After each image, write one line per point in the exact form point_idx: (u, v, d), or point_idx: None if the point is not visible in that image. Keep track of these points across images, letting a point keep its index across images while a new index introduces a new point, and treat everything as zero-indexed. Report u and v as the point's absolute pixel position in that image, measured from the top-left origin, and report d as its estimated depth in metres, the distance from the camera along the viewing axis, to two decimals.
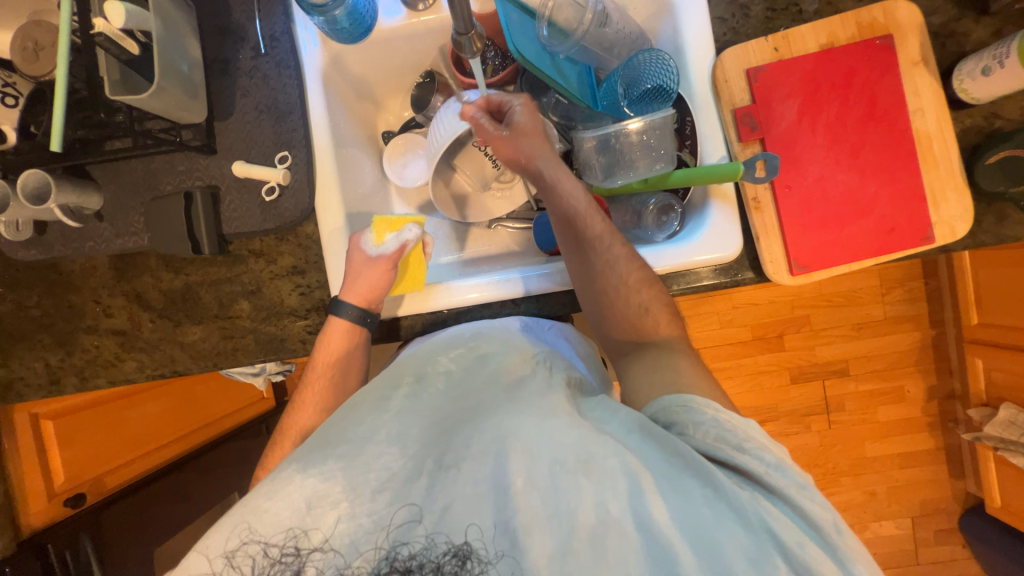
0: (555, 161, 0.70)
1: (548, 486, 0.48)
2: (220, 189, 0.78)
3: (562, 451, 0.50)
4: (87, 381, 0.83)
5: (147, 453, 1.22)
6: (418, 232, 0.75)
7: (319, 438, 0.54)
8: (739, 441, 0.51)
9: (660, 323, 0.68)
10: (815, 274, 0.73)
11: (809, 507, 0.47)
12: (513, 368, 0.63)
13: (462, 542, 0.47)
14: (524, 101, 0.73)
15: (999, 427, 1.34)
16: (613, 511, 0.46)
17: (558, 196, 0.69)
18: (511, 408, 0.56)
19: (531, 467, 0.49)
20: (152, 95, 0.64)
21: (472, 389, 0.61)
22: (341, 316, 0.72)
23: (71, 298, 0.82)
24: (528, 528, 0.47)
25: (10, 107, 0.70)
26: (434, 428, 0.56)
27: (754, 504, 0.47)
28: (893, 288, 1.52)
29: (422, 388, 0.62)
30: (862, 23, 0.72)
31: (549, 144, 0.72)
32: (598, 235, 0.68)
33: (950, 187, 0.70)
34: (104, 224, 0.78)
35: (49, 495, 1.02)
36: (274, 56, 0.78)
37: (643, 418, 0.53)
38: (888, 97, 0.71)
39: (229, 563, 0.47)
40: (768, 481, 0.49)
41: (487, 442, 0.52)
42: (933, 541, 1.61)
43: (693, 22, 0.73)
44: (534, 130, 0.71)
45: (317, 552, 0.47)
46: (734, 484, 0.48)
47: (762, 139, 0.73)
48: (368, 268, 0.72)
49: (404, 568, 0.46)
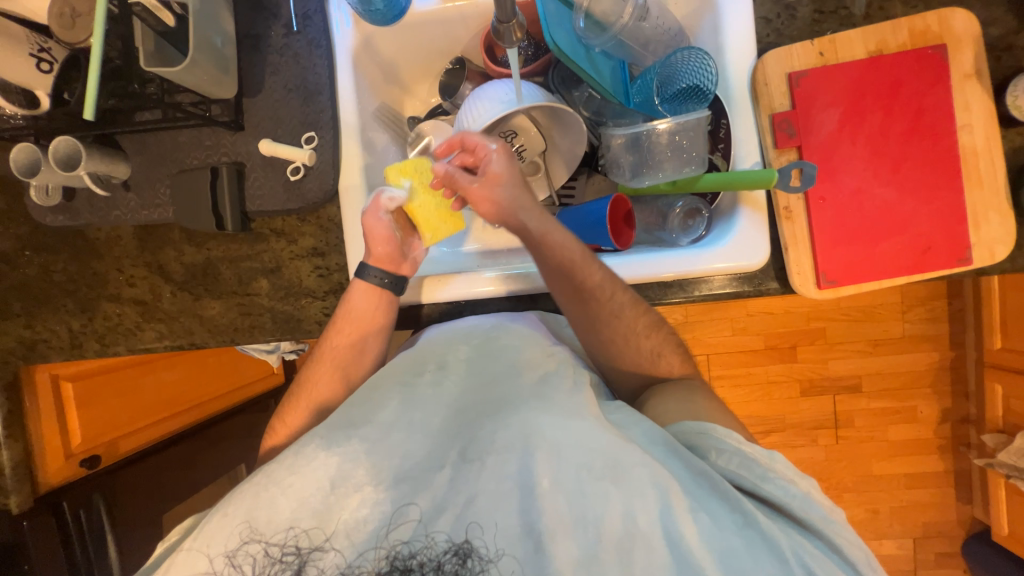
0: (543, 216, 0.68)
1: (575, 491, 0.52)
2: (246, 165, 0.78)
3: (590, 458, 0.53)
4: (107, 348, 0.84)
5: (161, 420, 1.25)
6: (393, 197, 0.71)
7: (343, 417, 0.58)
8: (762, 468, 0.54)
9: (673, 368, 0.72)
10: (843, 289, 0.71)
11: (839, 539, 0.51)
12: (537, 362, 0.63)
13: (462, 541, 0.51)
14: (500, 147, 0.68)
15: (1015, 455, 1.31)
16: (640, 522, 0.50)
17: (549, 252, 0.66)
18: (536, 406, 0.57)
19: (557, 468, 0.53)
20: (185, 67, 0.64)
21: (496, 380, 0.62)
22: (366, 280, 0.72)
23: (95, 265, 0.83)
24: (554, 531, 0.51)
25: (45, 72, 0.69)
26: (455, 419, 0.59)
27: (788, 537, 0.49)
28: (916, 306, 1.49)
29: (443, 376, 0.63)
30: (915, 30, 0.69)
31: (530, 191, 0.69)
32: (599, 284, 0.67)
33: (992, 208, 0.67)
34: (130, 194, 0.79)
35: (67, 455, 1.05)
36: (306, 34, 0.78)
37: (668, 435, 0.56)
38: (936, 111, 0.68)
39: (230, 562, 0.50)
40: (797, 512, 0.52)
41: (511, 439, 0.55)
42: (933, 564, 1.59)
43: (736, 21, 0.71)
44: (512, 178, 0.68)
45: (316, 552, 0.50)
46: (764, 517, 0.50)
47: (799, 146, 0.71)
48: (372, 236, 0.71)
49: (404, 566, 0.50)
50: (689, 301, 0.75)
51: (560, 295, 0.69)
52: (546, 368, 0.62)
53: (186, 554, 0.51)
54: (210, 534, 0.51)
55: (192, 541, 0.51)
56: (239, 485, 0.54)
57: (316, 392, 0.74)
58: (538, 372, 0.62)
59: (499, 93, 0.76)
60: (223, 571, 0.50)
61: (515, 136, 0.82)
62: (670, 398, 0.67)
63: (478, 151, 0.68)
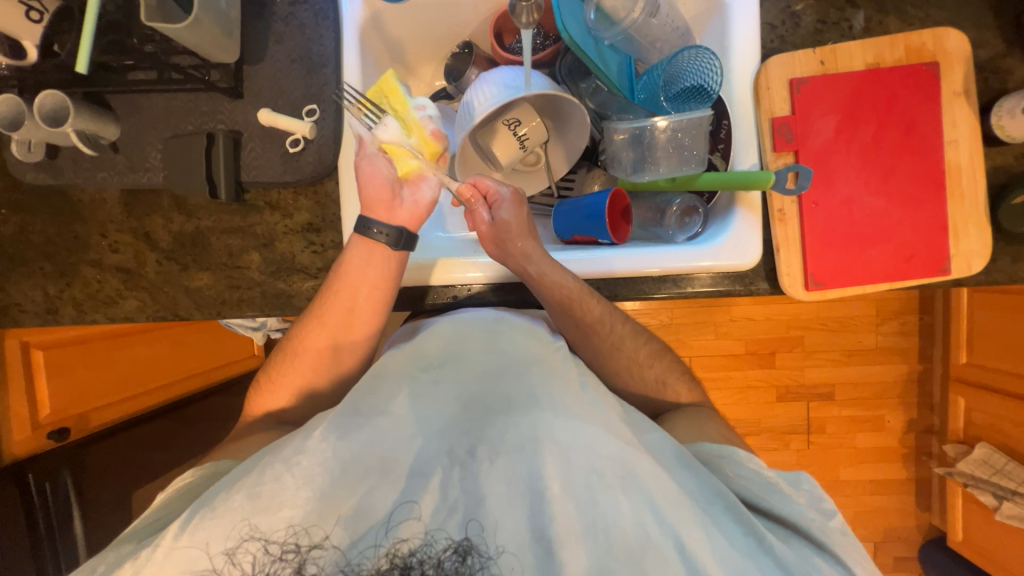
0: (542, 256, 0.71)
1: (587, 498, 0.54)
2: (243, 135, 0.76)
3: (601, 465, 0.55)
4: (85, 315, 0.81)
5: (134, 397, 1.20)
6: (363, 124, 0.72)
7: (353, 404, 0.59)
8: (788, 495, 0.59)
9: (679, 395, 0.77)
10: (829, 292, 0.73)
11: (851, 560, 0.54)
12: (543, 359, 0.66)
13: (462, 538, 0.51)
14: (513, 194, 0.75)
15: (973, 465, 1.38)
16: (652, 532, 0.52)
17: (549, 289, 0.71)
18: (548, 408, 0.59)
19: (566, 473, 0.55)
20: (187, 26, 0.63)
21: (504, 380, 0.64)
22: (367, 234, 0.70)
23: (77, 229, 0.80)
24: (564, 540, 0.52)
25: (35, 22, 0.67)
26: (464, 411, 0.61)
27: (801, 558, 0.53)
28: (889, 319, 1.54)
29: (445, 372, 0.64)
30: (911, 46, 0.71)
31: (533, 238, 0.73)
32: (598, 318, 0.73)
33: (972, 221, 0.71)
34: (119, 156, 0.76)
35: (34, 427, 1.02)
36: (313, 4, 0.77)
37: (681, 448, 0.59)
38: (924, 125, 0.71)
39: (230, 560, 0.48)
40: (814, 532, 0.56)
41: (522, 438, 0.57)
42: (892, 567, 1.66)
43: (743, 24, 0.73)
44: (518, 224, 0.73)
45: (316, 550, 0.50)
46: (777, 542, 0.53)
47: (796, 151, 0.73)
48: (363, 178, 0.71)
49: (404, 564, 0.49)
50: (680, 297, 0.76)
51: (560, 325, 0.74)
52: (553, 363, 0.65)
53: (181, 552, 0.49)
54: (208, 529, 0.50)
55: (187, 535, 0.50)
56: (247, 469, 0.55)
57: (305, 366, 0.74)
58: (546, 367, 0.65)
59: (503, 78, 0.76)
60: (222, 570, 0.48)
61: (518, 124, 0.80)
62: (680, 422, 0.72)
63: (491, 195, 0.75)
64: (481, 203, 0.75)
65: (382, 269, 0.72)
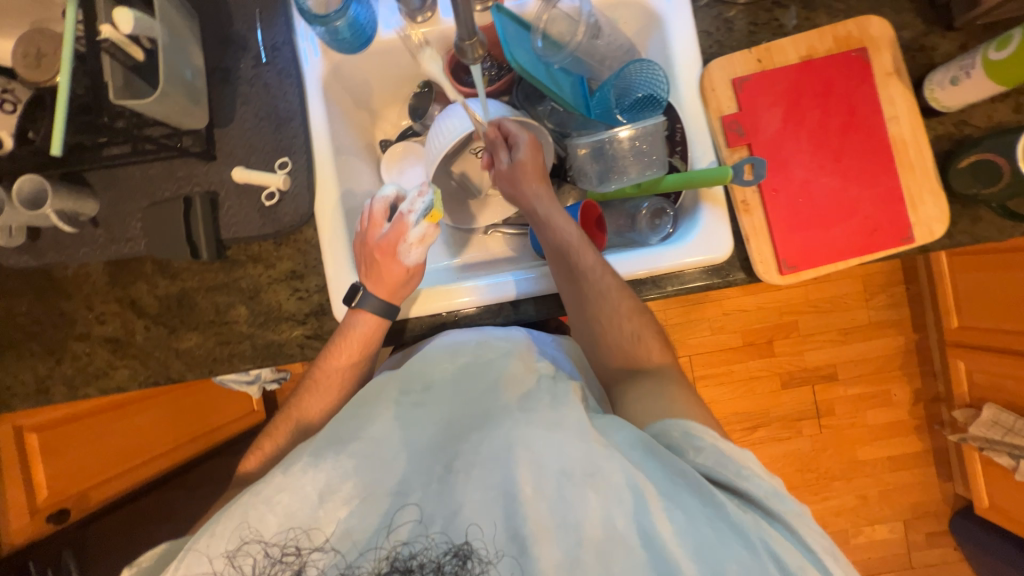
0: (552, 202, 0.74)
1: (557, 496, 0.53)
2: (220, 194, 0.78)
3: (570, 464, 0.54)
4: (75, 390, 0.81)
5: (131, 469, 1.19)
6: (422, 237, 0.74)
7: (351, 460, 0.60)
8: (738, 467, 0.55)
9: None
10: (803, 273, 0.75)
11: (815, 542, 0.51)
12: (520, 376, 0.64)
13: (462, 542, 0.52)
14: (532, 139, 0.75)
15: (985, 427, 1.36)
16: (620, 527, 0.51)
17: (553, 231, 0.73)
18: (519, 417, 0.58)
19: (538, 477, 0.54)
20: (155, 99, 0.66)
21: (479, 399, 0.63)
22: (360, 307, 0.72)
23: (63, 305, 0.81)
24: (536, 536, 0.52)
25: (8, 113, 0.72)
26: (445, 433, 0.61)
27: (759, 528, 0.50)
28: (876, 293, 1.57)
29: (428, 398, 0.64)
30: (838, 36, 0.76)
31: (546, 184, 0.75)
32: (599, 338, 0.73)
33: (927, 189, 0.73)
34: (100, 230, 0.78)
35: (31, 512, 1.01)
36: (274, 64, 0.80)
37: (646, 435, 0.56)
38: (864, 106, 0.75)
39: (230, 562, 0.53)
40: (772, 505, 0.53)
41: (495, 449, 0.56)
42: (925, 545, 1.62)
43: (682, 36, 0.77)
44: (534, 170, 0.74)
45: (315, 552, 0.53)
46: (738, 509, 0.51)
47: (749, 144, 0.76)
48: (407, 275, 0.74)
49: (404, 566, 0.52)
50: (665, 297, 0.77)
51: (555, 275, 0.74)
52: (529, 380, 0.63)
53: (186, 560, 0.53)
54: (211, 537, 0.54)
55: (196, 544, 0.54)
56: (231, 503, 0.56)
57: (300, 416, 0.76)
58: (519, 382, 0.63)
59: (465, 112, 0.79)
60: (223, 571, 0.53)
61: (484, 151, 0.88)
62: None
63: (511, 137, 0.76)
64: (502, 145, 0.76)
65: (381, 314, 0.73)
